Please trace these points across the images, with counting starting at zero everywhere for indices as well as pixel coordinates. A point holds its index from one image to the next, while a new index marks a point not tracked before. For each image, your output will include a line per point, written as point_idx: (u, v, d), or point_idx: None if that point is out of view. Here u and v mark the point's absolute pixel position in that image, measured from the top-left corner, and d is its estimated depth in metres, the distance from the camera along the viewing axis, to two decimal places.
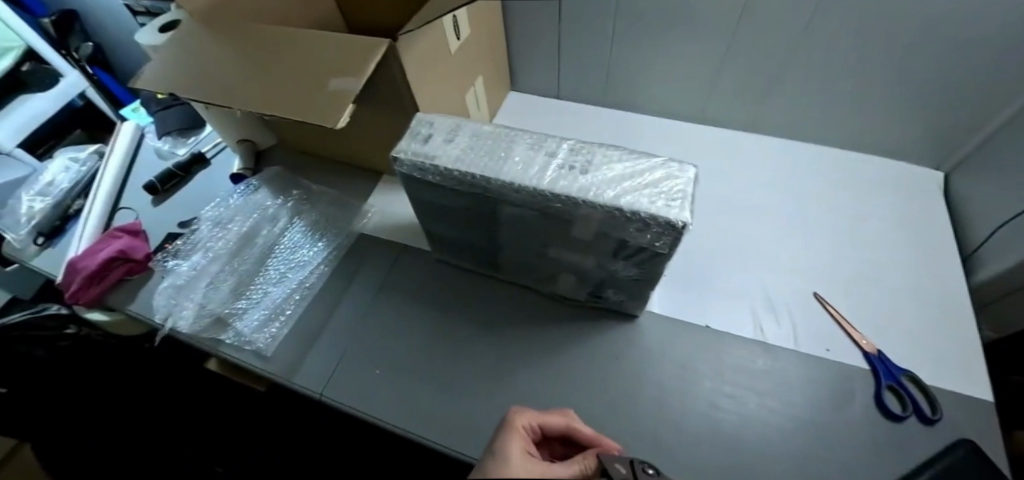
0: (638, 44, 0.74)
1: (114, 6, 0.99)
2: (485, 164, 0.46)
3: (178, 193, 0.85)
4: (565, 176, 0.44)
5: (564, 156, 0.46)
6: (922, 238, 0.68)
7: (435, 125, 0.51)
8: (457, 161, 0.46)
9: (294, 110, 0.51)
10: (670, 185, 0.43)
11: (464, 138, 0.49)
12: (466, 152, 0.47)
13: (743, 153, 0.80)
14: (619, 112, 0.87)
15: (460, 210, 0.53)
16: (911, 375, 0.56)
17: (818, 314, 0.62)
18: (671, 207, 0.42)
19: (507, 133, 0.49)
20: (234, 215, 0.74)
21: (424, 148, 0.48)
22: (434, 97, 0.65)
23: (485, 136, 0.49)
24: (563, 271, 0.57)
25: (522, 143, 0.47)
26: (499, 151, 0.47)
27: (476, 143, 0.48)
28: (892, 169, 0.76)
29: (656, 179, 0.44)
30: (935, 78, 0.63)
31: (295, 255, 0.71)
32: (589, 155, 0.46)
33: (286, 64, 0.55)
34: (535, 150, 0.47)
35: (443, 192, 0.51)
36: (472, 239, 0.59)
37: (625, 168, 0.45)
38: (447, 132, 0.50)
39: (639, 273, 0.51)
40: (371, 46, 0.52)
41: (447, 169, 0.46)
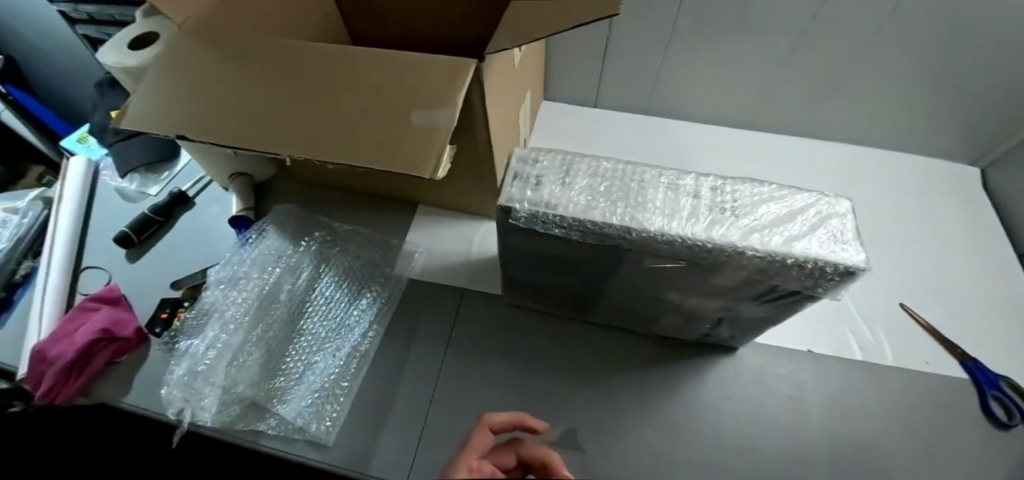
0: (691, 52, 0.69)
1: (34, 12, 0.78)
2: (624, 213, 0.39)
3: (159, 244, 0.69)
4: (721, 222, 0.39)
5: (708, 196, 0.40)
6: (979, 235, 0.69)
7: (543, 164, 0.43)
8: (590, 210, 0.39)
9: (368, 155, 0.40)
10: (833, 224, 0.40)
11: (584, 179, 0.42)
12: (594, 198, 0.40)
13: (795, 157, 0.78)
14: (661, 120, 0.82)
15: (568, 259, 0.46)
16: (1010, 381, 0.56)
17: (909, 326, 0.61)
18: (846, 250, 0.38)
19: (632, 171, 0.43)
20: (249, 271, 0.61)
21: (542, 195, 0.41)
22: (497, 120, 0.56)
23: (609, 177, 0.42)
24: (673, 312, 0.52)
25: (655, 183, 0.41)
26: (634, 196, 0.41)
27: (602, 186, 0.41)
28: (933, 165, 0.78)
29: (816, 217, 0.40)
30: (993, 85, 0.63)
31: (337, 313, 0.60)
32: (734, 193, 0.41)
33: (337, 94, 0.44)
34: (674, 191, 0.41)
35: (560, 244, 0.43)
36: (569, 285, 0.52)
37: (779, 207, 0.40)
38: (560, 172, 0.42)
39: (771, 312, 0.47)
40: (456, 69, 0.42)
41: (579, 219, 0.39)
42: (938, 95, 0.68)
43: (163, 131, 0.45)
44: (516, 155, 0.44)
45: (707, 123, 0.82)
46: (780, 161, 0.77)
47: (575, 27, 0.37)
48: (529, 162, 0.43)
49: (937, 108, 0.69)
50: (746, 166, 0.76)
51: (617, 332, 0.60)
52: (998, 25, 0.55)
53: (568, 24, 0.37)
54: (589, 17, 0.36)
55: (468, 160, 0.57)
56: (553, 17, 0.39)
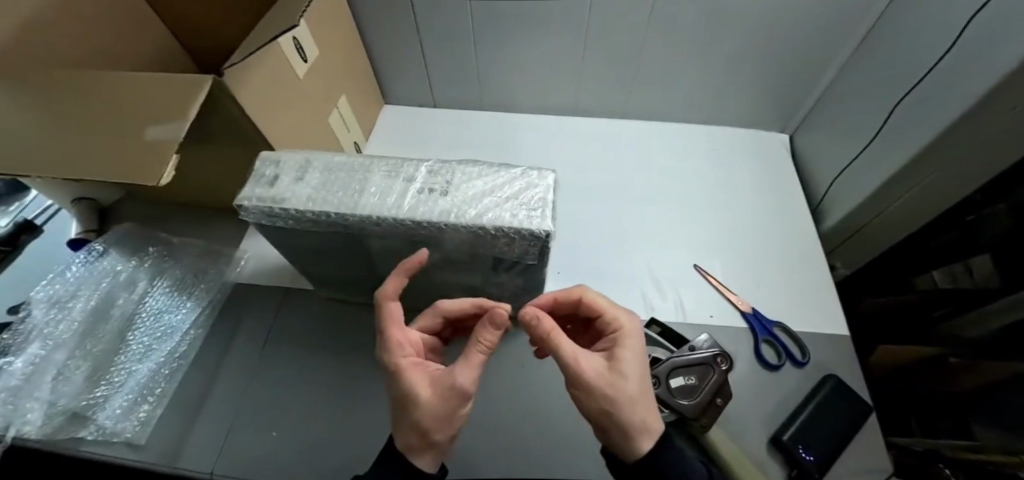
0: (504, 50, 0.75)
1: None
2: (339, 201, 0.43)
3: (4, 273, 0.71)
4: (424, 201, 0.42)
5: (422, 179, 0.44)
6: (781, 195, 0.76)
7: (283, 164, 0.47)
8: (309, 201, 0.43)
9: (109, 169, 0.43)
10: (529, 195, 0.43)
11: (316, 174, 0.46)
12: (318, 190, 0.44)
13: (621, 138, 0.84)
14: (502, 114, 0.87)
15: (330, 249, 0.50)
16: (782, 325, 0.62)
17: (701, 285, 0.66)
18: (533, 218, 0.41)
19: (362, 163, 0.46)
20: (76, 290, 0.64)
21: (273, 191, 0.45)
22: (290, 128, 0.60)
23: (339, 170, 0.46)
24: (455, 291, 0.56)
25: (378, 171, 0.45)
26: (354, 185, 0.44)
27: (329, 178, 0.45)
28: (749, 136, 0.84)
29: (516, 191, 0.43)
30: (771, 55, 0.70)
31: (163, 321, 0.63)
32: (449, 175, 0.45)
33: (96, 117, 0.48)
34: (392, 178, 0.45)
35: (306, 235, 0.47)
36: (355, 274, 0.56)
37: (485, 184, 0.44)
38: (297, 169, 0.46)
39: (524, 281, 0.51)
40: (195, 85, 0.46)
41: (298, 210, 0.43)
42: (728, 70, 0.74)
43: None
44: (263, 157, 0.48)
45: (543, 114, 0.87)
46: (606, 144, 0.83)
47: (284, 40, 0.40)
48: (272, 163, 0.47)
49: (733, 81, 0.76)
50: (575, 150, 0.82)
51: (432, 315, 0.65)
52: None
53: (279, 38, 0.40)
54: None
55: None
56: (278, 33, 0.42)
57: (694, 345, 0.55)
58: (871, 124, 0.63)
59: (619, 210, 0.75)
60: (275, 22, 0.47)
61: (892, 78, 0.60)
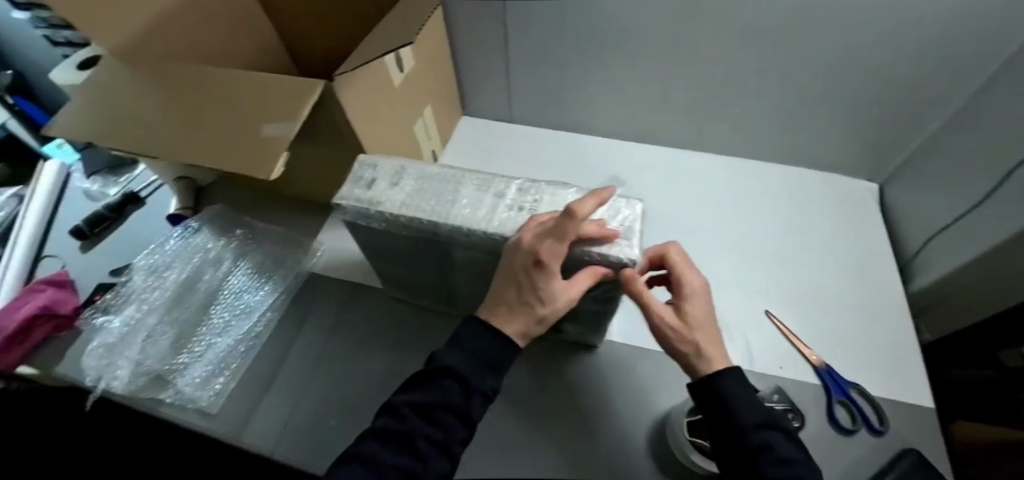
0: (586, 75, 0.76)
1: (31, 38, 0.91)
2: (434, 210, 0.44)
3: (109, 238, 0.79)
4: (513, 218, 0.43)
5: (512, 196, 0.45)
6: (865, 247, 0.72)
7: (381, 169, 0.49)
8: (406, 208, 0.45)
9: (226, 160, 0.47)
10: (616, 223, 0.43)
11: (409, 181, 0.48)
12: (414, 196, 0.46)
13: (694, 171, 0.82)
14: (575, 135, 0.87)
15: (413, 253, 0.52)
16: (859, 388, 0.58)
17: (770, 333, 0.64)
18: (620, 245, 0.40)
19: (455, 176, 0.48)
20: (171, 262, 0.70)
21: (372, 194, 0.47)
22: (382, 134, 0.63)
23: (434, 180, 0.48)
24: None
25: (469, 184, 0.47)
26: (447, 197, 0.46)
27: (424, 187, 0.47)
28: (831, 181, 0.80)
29: (604, 217, 0.43)
30: (868, 103, 0.67)
31: (241, 300, 0.67)
32: (538, 195, 0.46)
33: (216, 108, 0.52)
34: (484, 193, 0.46)
35: (393, 238, 0.49)
36: (428, 280, 0.57)
37: None
38: (393, 175, 0.48)
39: (597, 308, 0.51)
40: (307, 88, 0.49)
41: (396, 215, 0.45)
42: (819, 112, 0.71)
43: (78, 137, 0.53)
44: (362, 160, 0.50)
45: (616, 137, 0.87)
46: (678, 175, 0.82)
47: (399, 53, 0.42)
48: (370, 168, 0.49)
49: (822, 124, 0.73)
50: (646, 179, 0.81)
51: None
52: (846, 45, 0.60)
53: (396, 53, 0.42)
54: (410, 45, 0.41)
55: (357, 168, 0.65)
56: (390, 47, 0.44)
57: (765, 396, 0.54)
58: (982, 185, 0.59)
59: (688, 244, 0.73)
60: (383, 32, 0.49)
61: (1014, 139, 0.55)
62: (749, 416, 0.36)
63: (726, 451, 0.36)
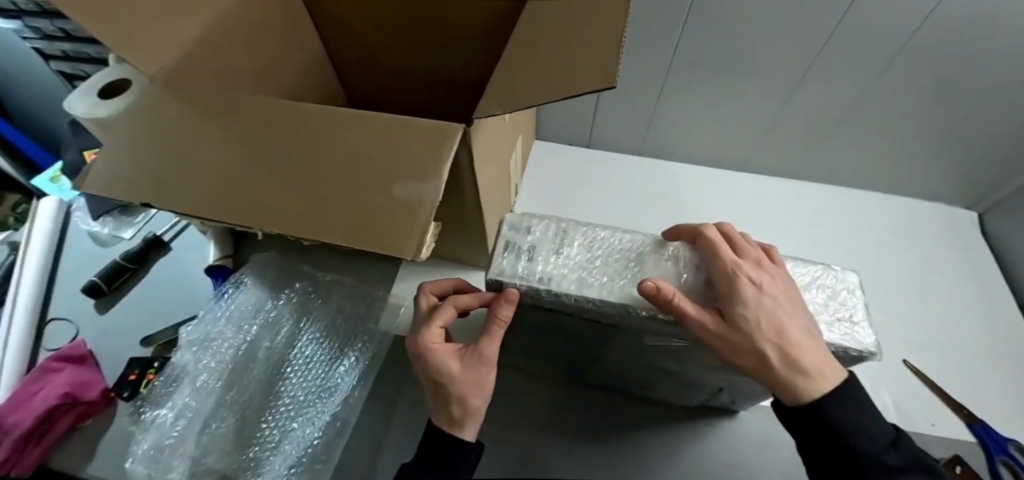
0: (686, 99, 0.69)
1: (13, 51, 0.76)
2: (619, 287, 0.36)
3: (130, 294, 0.66)
4: None
5: None
6: (979, 284, 0.69)
7: (540, 233, 0.40)
8: (585, 285, 0.36)
9: (346, 232, 0.37)
10: (841, 301, 0.36)
11: (578, 251, 0.39)
12: (587, 267, 0.38)
13: (791, 201, 0.77)
14: (658, 162, 0.80)
15: (564, 327, 0.43)
16: (1018, 445, 0.54)
17: (910, 384, 0.59)
18: (856, 330, 0.35)
19: (630, 239, 0.40)
20: (224, 330, 0.58)
21: (536, 267, 0.38)
22: (488, 177, 0.54)
23: (608, 246, 0.39)
24: (674, 380, 0.49)
25: (654, 255, 0.38)
26: (628, 267, 0.38)
27: (597, 255, 0.38)
28: (929, 210, 0.77)
29: (825, 294, 0.37)
30: (991, 130, 0.63)
31: (316, 373, 0.57)
32: None
33: (313, 159, 0.41)
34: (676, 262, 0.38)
35: (553, 315, 0.41)
36: (564, 350, 0.49)
37: None
38: (554, 239, 0.40)
39: None
40: (442, 139, 0.40)
41: (572, 294, 0.36)
42: (935, 140, 0.67)
43: (117, 192, 0.40)
44: (510, 218, 0.41)
45: (703, 164, 0.80)
46: (776, 205, 0.76)
47: (564, 94, 0.34)
48: (523, 230, 0.41)
49: (934, 152, 0.69)
50: (743, 211, 0.75)
51: (614, 394, 0.58)
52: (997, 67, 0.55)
53: (562, 94, 0.33)
54: (584, 86, 0.32)
55: (457, 215, 0.55)
56: (548, 84, 0.36)
57: None
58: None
59: None
60: (523, 65, 0.41)
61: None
62: (883, 437, 0.30)
63: (816, 437, 0.31)
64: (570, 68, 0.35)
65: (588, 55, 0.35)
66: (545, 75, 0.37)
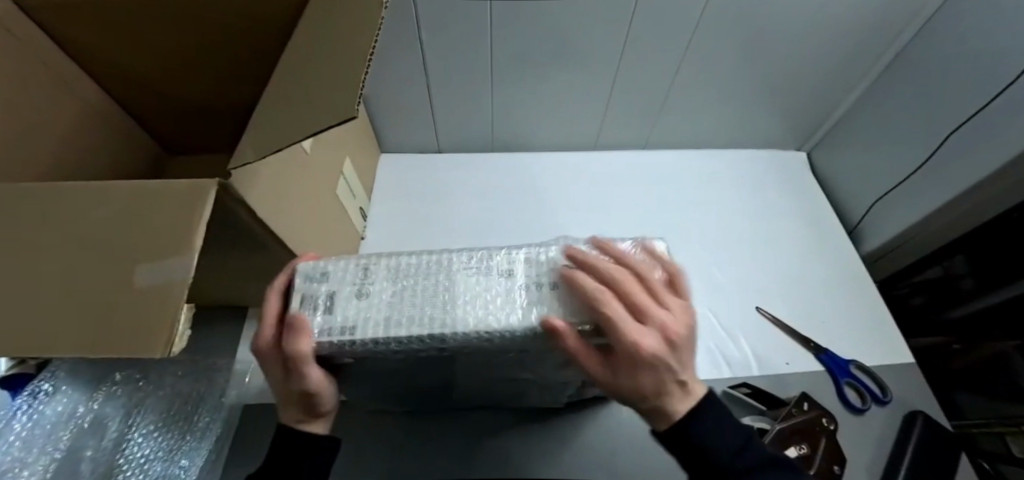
0: (524, 93, 0.67)
1: None
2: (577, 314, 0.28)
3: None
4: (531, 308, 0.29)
5: (525, 274, 0.30)
6: (810, 221, 0.76)
7: (338, 278, 0.31)
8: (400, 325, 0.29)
9: (80, 336, 0.30)
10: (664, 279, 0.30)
11: (386, 283, 0.31)
12: (468, 304, 0.29)
13: (648, 174, 0.79)
14: (517, 156, 0.79)
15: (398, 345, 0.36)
16: (858, 364, 0.59)
17: (766, 327, 0.63)
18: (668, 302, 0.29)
19: (441, 253, 0.32)
20: (21, 454, 0.48)
21: (337, 317, 0.29)
22: (306, 218, 0.51)
23: (416, 270, 0.31)
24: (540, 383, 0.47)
25: (467, 273, 0.31)
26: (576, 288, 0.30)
27: (487, 282, 0.30)
28: (767, 158, 0.84)
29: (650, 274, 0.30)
30: (797, 76, 0.69)
31: (153, 473, 0.49)
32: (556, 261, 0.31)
33: (43, 252, 0.34)
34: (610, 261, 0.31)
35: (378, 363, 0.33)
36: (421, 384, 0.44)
37: None
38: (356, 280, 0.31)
39: None
40: (195, 199, 0.34)
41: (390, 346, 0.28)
42: (757, 92, 0.71)
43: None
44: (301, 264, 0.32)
45: (561, 150, 0.80)
46: (633, 181, 0.78)
47: (310, 130, 0.32)
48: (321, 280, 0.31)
49: (759, 103, 0.73)
50: (602, 191, 0.76)
51: (493, 410, 0.56)
52: (787, 18, 0.59)
53: (309, 130, 0.31)
54: (325, 121, 0.31)
55: (280, 265, 0.50)
56: (292, 123, 0.34)
57: (795, 407, 0.52)
58: (928, 137, 0.63)
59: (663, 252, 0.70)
60: (270, 102, 0.38)
61: (945, 95, 0.60)
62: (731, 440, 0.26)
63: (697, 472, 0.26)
64: (315, 105, 0.34)
65: (330, 90, 0.34)
66: (294, 112, 0.35)
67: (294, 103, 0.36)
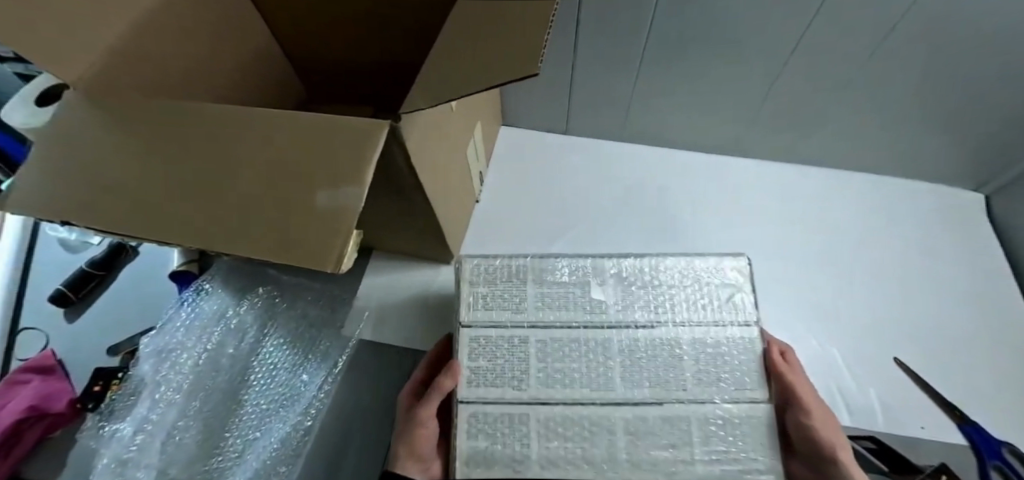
0: (666, 84, 0.63)
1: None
2: (686, 326, 0.43)
3: (116, 284, 0.66)
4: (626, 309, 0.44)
5: (620, 283, 0.46)
6: (971, 274, 0.66)
7: (498, 435, 0.39)
8: (551, 385, 0.41)
9: (270, 247, 0.35)
10: (709, 287, 0.46)
11: (535, 368, 0.41)
12: (583, 319, 0.44)
13: (783, 188, 0.73)
14: (642, 147, 0.76)
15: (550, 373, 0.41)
16: (1012, 448, 0.52)
17: (901, 381, 0.57)
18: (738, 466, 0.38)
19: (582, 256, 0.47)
20: (186, 338, 0.58)
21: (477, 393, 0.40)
22: (440, 174, 0.52)
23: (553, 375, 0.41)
24: None
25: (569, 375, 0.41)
26: (682, 310, 0.44)
27: (599, 292, 0.45)
28: (930, 193, 0.73)
29: (695, 276, 0.46)
30: (1005, 109, 0.57)
31: (280, 379, 0.56)
32: (643, 276, 0.46)
33: (239, 168, 0.39)
34: (699, 280, 0.46)
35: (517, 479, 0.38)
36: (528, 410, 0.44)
37: (674, 281, 0.46)
38: (516, 414, 0.39)
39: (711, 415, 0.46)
40: (366, 137, 0.37)
41: (547, 377, 0.41)
42: (942, 121, 0.61)
43: (33, 213, 0.39)
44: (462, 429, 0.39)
45: (689, 147, 0.75)
46: (762, 193, 0.72)
47: (484, 80, 0.32)
48: (478, 433, 0.39)
49: (941, 133, 0.63)
50: (724, 199, 0.71)
51: None
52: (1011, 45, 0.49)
53: (482, 87, 0.32)
54: (513, 74, 0.31)
55: (418, 218, 0.53)
56: (477, 75, 0.34)
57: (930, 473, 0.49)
58: None
59: (786, 279, 0.65)
60: (441, 54, 0.39)
61: None
62: None
63: None
64: (496, 60, 0.34)
65: (512, 44, 0.34)
66: (469, 63, 0.36)
67: (467, 57, 0.37)
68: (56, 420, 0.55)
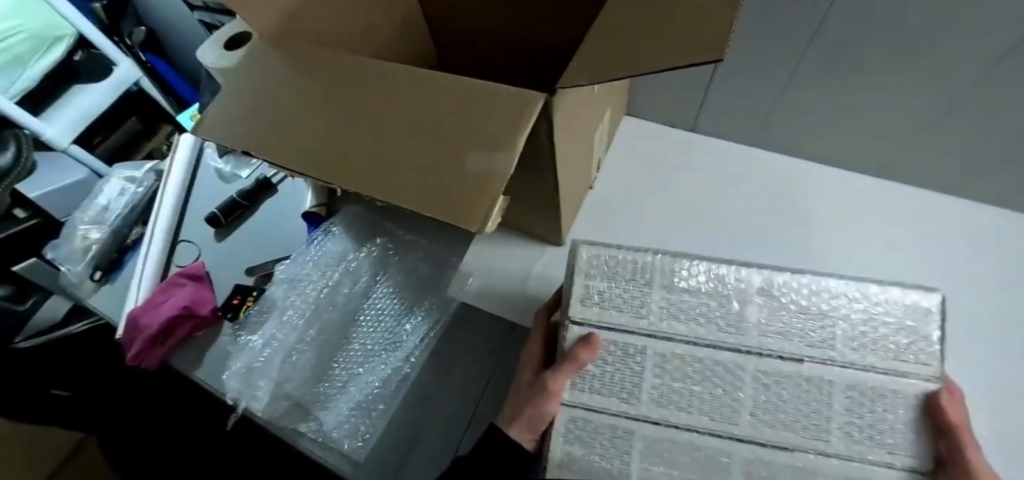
0: (824, 91, 0.57)
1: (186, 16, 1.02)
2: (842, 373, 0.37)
3: (257, 215, 0.75)
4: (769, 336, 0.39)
5: (763, 305, 0.41)
6: None
7: (598, 445, 0.37)
8: (663, 405, 0.38)
9: (421, 198, 0.37)
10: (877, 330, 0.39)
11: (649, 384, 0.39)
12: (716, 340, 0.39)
13: (939, 225, 0.64)
14: (772, 155, 0.70)
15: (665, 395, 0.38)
16: None
17: None
18: None
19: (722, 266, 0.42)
20: (311, 272, 0.63)
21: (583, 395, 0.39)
22: (569, 155, 0.52)
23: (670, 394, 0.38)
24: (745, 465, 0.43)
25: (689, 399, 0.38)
26: (843, 349, 0.38)
27: (738, 310, 0.40)
28: None
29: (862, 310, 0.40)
30: None
31: (385, 326, 0.60)
32: (792, 301, 0.40)
33: (399, 120, 0.41)
34: (869, 316, 0.39)
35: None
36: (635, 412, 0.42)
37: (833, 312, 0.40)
38: (621, 428, 0.38)
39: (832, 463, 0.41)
40: (525, 106, 0.37)
41: (663, 397, 0.38)
42: None
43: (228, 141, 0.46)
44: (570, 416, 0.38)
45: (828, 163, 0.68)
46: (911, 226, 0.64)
47: (654, 60, 0.31)
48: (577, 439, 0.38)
49: None
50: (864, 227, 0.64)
51: None
52: None
53: (650, 67, 0.30)
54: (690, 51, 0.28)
55: (539, 195, 0.53)
56: (647, 53, 0.32)
57: None
58: None
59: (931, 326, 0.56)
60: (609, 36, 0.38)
61: None
62: None
63: None
64: (670, 39, 0.32)
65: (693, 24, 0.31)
66: (638, 43, 0.34)
67: (639, 35, 0.35)
68: (200, 322, 0.64)
